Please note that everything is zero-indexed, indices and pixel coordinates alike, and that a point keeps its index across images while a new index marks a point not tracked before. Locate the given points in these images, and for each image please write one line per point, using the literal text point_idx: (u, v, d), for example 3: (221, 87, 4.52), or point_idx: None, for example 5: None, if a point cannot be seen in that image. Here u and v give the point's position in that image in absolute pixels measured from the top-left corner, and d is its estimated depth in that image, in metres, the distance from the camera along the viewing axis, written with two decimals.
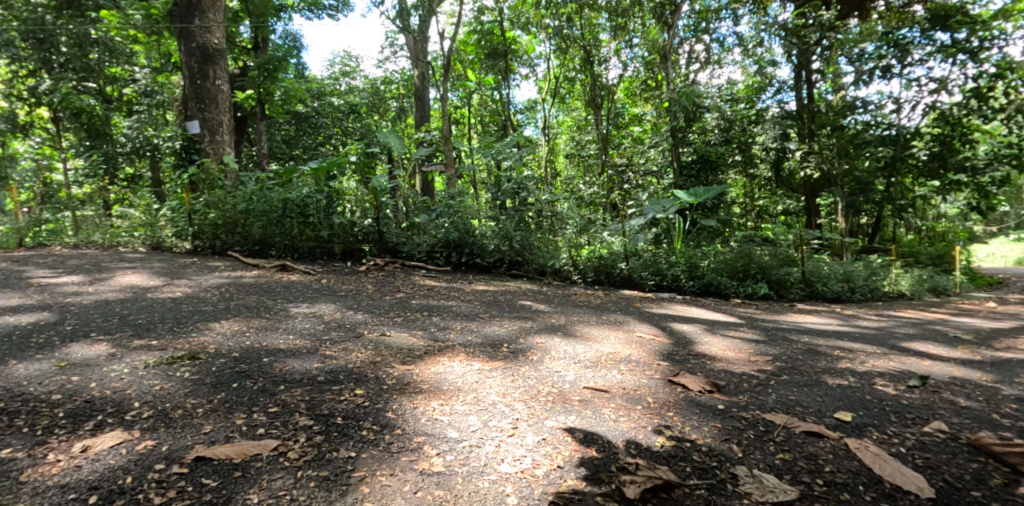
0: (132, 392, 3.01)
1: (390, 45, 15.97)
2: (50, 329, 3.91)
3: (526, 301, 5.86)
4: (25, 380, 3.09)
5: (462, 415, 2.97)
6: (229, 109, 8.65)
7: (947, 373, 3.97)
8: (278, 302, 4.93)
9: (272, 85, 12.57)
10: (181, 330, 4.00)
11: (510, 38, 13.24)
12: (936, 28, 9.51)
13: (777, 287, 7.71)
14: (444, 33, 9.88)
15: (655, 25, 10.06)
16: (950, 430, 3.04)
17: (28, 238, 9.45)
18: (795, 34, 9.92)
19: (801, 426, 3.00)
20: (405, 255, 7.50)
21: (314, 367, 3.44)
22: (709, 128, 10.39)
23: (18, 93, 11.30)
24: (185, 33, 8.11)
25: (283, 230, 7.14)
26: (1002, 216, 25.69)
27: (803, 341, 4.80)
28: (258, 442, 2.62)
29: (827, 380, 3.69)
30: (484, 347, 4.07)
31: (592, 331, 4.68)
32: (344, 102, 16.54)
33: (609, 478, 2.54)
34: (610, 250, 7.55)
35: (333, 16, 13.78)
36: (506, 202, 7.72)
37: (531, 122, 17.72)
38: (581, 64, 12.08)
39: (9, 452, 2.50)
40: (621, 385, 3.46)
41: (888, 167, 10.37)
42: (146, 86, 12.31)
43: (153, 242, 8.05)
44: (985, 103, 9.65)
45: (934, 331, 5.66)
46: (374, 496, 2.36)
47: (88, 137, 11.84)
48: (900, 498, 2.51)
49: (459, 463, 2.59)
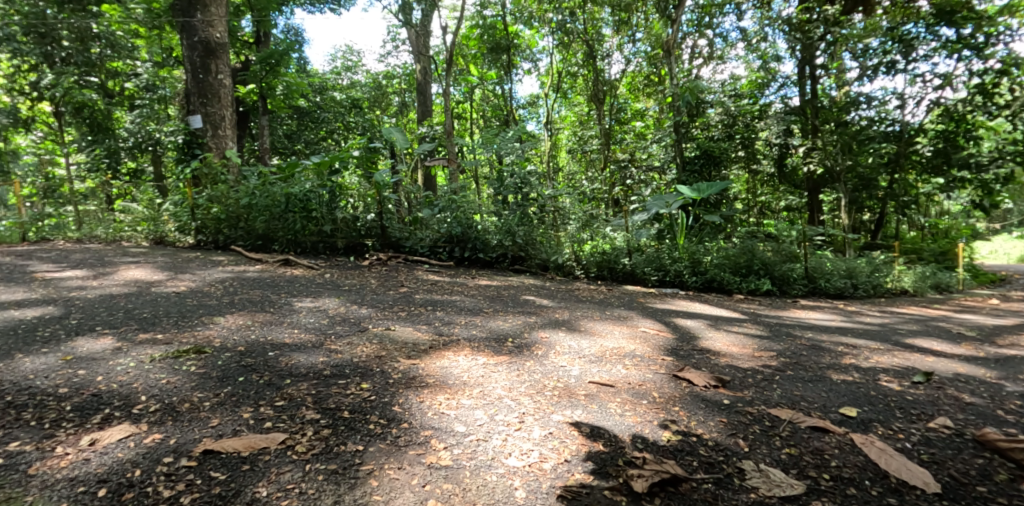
0: (139, 385, 3.02)
1: (392, 39, 15.68)
2: (55, 323, 3.92)
3: (530, 296, 5.86)
4: (32, 374, 3.10)
5: (468, 409, 2.97)
6: (231, 103, 8.64)
7: (951, 369, 3.98)
8: (282, 297, 4.94)
9: (274, 79, 12.65)
10: (186, 323, 4.02)
11: (512, 33, 12.98)
12: (942, 23, 9.46)
13: (779, 283, 7.72)
14: (446, 27, 9.78)
15: (660, 20, 9.81)
16: (954, 425, 3.04)
17: (31, 232, 9.28)
18: (799, 29, 9.88)
19: (806, 421, 3.00)
20: (407, 250, 7.58)
21: (320, 361, 3.45)
22: (712, 123, 10.07)
23: (19, 88, 11.28)
24: (186, 27, 8.10)
25: (285, 224, 7.13)
26: (1005, 213, 25.85)
27: (807, 337, 4.80)
28: (266, 436, 2.63)
29: (831, 376, 3.70)
30: (488, 341, 4.08)
31: (595, 326, 4.69)
32: (346, 97, 16.44)
33: (616, 472, 2.55)
34: (612, 245, 7.56)
35: (336, 11, 13.63)
36: (508, 197, 7.69)
37: (533, 117, 17.74)
38: (584, 58, 12.26)
39: (18, 445, 2.52)
40: (627, 380, 3.47)
41: (891, 163, 10.52)
42: (147, 81, 12.08)
43: (156, 237, 8.05)
44: (990, 100, 9.64)
45: (938, 328, 5.67)
46: (382, 489, 2.37)
47: (90, 132, 11.81)
48: (907, 493, 2.52)
49: (466, 457, 2.60)
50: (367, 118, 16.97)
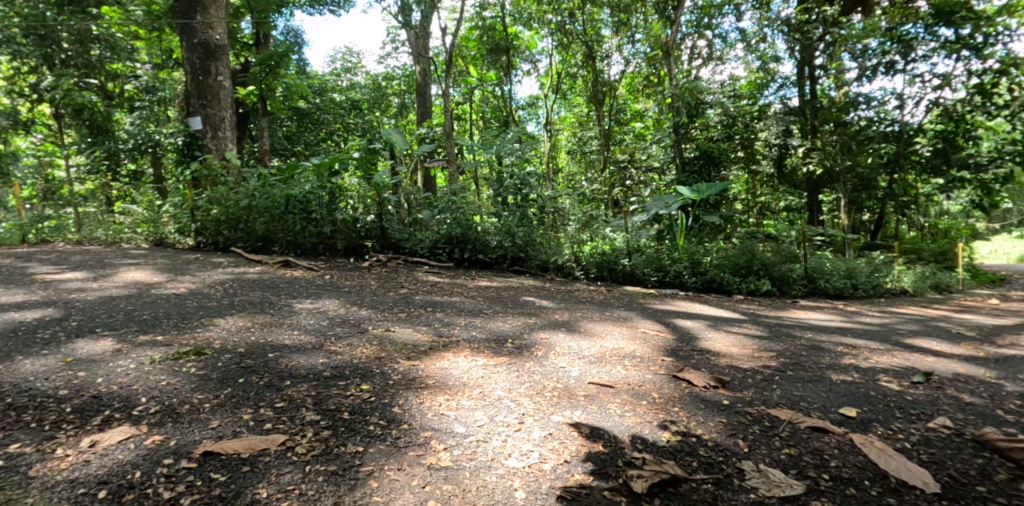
0: (139, 387, 3.02)
1: (391, 40, 15.65)
2: (55, 325, 3.93)
3: (529, 297, 5.87)
4: (32, 376, 3.10)
5: (468, 411, 2.98)
6: (230, 105, 8.64)
7: (951, 369, 3.98)
8: (282, 298, 4.95)
9: (273, 81, 12.67)
10: (186, 325, 4.02)
11: (511, 34, 13.00)
12: (940, 23, 9.48)
13: (779, 283, 7.73)
14: (445, 28, 9.76)
15: (659, 21, 9.82)
16: (953, 425, 3.05)
17: (31, 234, 9.33)
18: (799, 30, 9.89)
19: (806, 421, 3.01)
20: (407, 252, 7.58)
21: (320, 362, 3.45)
22: (712, 124, 10.09)
23: (19, 90, 11.27)
24: (185, 29, 8.10)
25: (285, 226, 7.13)
26: (1004, 213, 25.88)
27: (807, 337, 4.80)
28: (266, 437, 2.63)
29: (831, 376, 3.70)
30: (488, 343, 4.08)
31: (595, 327, 4.68)
32: (345, 98, 16.46)
33: (616, 472, 2.55)
34: (612, 246, 7.56)
35: (335, 12, 13.61)
36: (508, 198, 7.69)
37: (533, 118, 17.75)
38: (583, 59, 12.26)
39: (18, 447, 2.52)
40: (627, 380, 3.48)
41: (890, 163, 10.53)
42: (147, 83, 12.14)
43: (156, 239, 8.05)
44: (989, 99, 9.67)
45: (938, 328, 5.67)
46: (383, 491, 2.38)
47: (90, 134, 11.81)
48: (906, 493, 2.52)
49: (466, 458, 2.60)
50: (367, 119, 16.99)
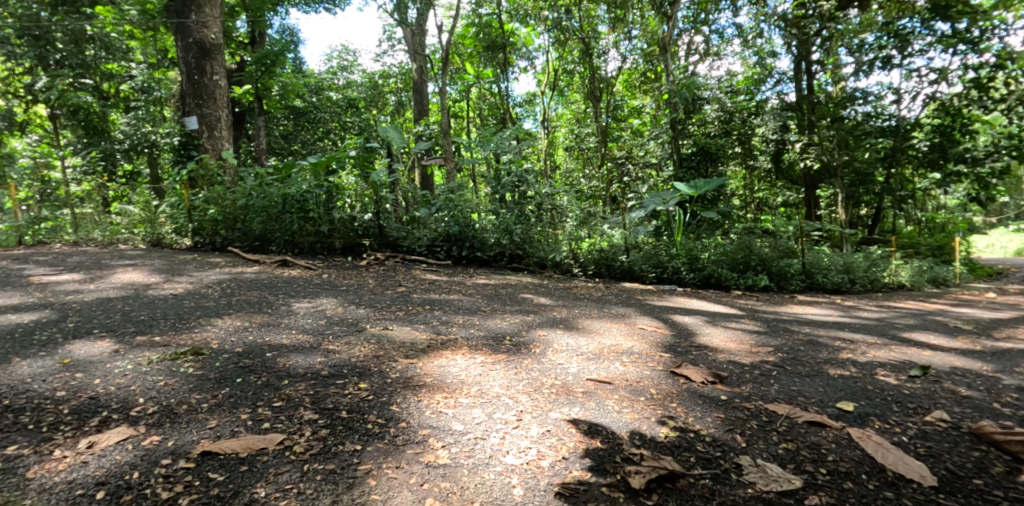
0: (136, 388, 3.02)
1: (387, 38, 15.58)
2: (52, 327, 3.91)
3: (527, 294, 5.87)
4: (29, 378, 3.10)
5: (466, 408, 2.98)
6: (227, 104, 8.59)
7: (947, 363, 3.99)
8: (279, 298, 4.94)
9: (269, 80, 12.73)
10: (183, 326, 4.01)
11: (509, 31, 12.86)
12: (936, 18, 9.46)
13: (778, 279, 7.69)
14: (442, 26, 9.71)
15: (655, 17, 9.73)
16: (951, 419, 3.05)
17: (28, 236, 9.44)
18: (795, 25, 9.87)
19: (803, 416, 3.01)
20: (405, 250, 7.58)
21: (318, 361, 3.46)
22: (709, 120, 10.17)
23: (15, 91, 11.35)
24: (181, 28, 8.05)
25: (282, 225, 7.11)
26: (1000, 207, 25.98)
27: (804, 332, 4.82)
28: (264, 436, 2.63)
29: (829, 370, 3.70)
30: (486, 340, 4.08)
31: (594, 324, 4.68)
32: (342, 97, 16.49)
33: (614, 468, 2.56)
34: (610, 243, 7.57)
35: (331, 11, 13.54)
36: (506, 196, 7.74)
37: (530, 114, 17.72)
38: (580, 56, 12.01)
39: (15, 449, 2.51)
40: (625, 377, 3.47)
41: (888, 158, 10.44)
42: (142, 83, 12.17)
43: (153, 240, 8.01)
44: (985, 94, 9.71)
45: (934, 322, 5.67)
46: (380, 489, 2.38)
47: (85, 135, 11.77)
48: (903, 486, 2.53)
49: (464, 455, 2.60)
50: (364, 117, 17.06)
